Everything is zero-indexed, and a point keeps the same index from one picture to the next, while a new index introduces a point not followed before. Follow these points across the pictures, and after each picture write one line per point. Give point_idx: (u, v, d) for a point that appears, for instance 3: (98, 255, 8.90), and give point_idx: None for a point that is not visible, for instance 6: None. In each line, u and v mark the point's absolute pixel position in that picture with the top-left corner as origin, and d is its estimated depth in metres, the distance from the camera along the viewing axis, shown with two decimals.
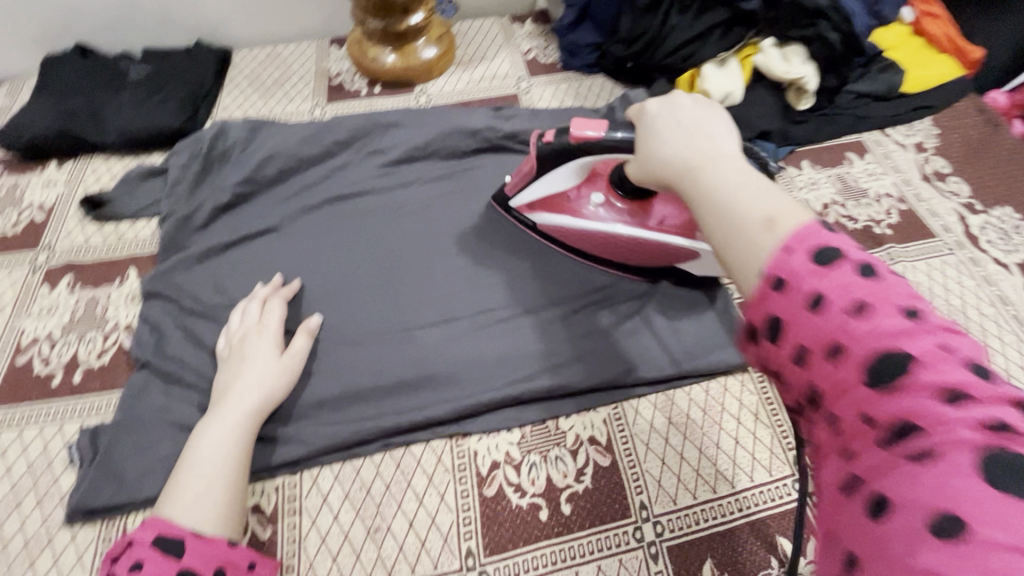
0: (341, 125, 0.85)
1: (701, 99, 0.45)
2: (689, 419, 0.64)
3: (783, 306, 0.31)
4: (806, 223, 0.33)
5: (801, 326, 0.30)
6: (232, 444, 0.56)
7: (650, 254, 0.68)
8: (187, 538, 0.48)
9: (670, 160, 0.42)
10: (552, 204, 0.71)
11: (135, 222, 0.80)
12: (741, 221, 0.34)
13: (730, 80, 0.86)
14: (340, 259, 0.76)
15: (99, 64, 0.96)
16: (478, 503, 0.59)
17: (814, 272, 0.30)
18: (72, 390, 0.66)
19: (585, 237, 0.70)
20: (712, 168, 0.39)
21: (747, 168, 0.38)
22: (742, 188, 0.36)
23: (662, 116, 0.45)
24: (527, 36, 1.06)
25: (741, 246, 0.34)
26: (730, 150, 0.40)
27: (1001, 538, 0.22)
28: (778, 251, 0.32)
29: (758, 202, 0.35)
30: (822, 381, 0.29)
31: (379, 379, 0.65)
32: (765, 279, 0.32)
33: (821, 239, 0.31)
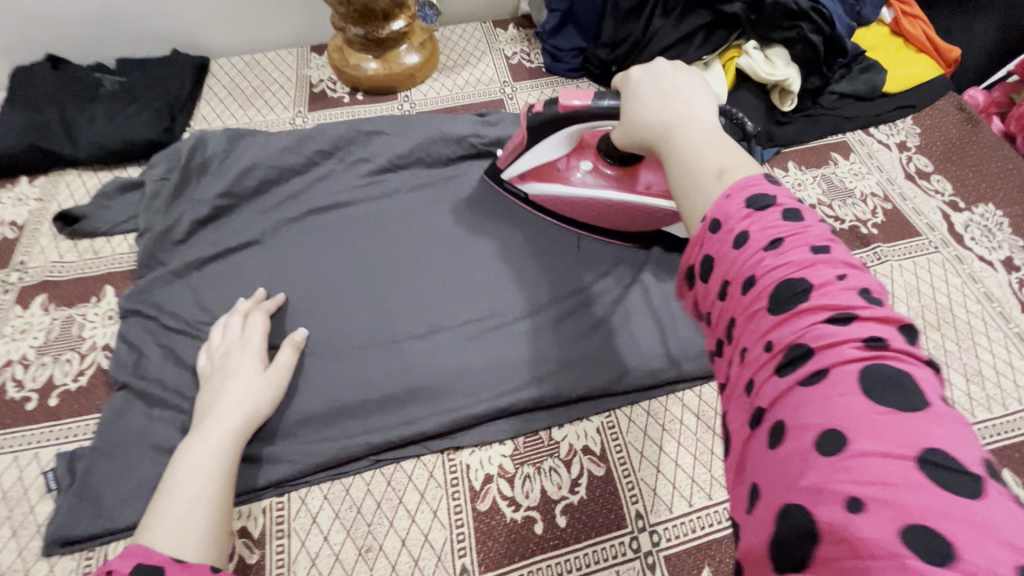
0: (323, 134, 0.84)
1: (682, 66, 0.48)
2: (683, 425, 0.63)
3: (714, 244, 0.34)
4: (750, 174, 0.36)
5: (725, 263, 0.33)
6: (215, 463, 0.55)
7: (637, 218, 0.72)
8: (168, 565, 0.45)
9: (648, 122, 0.45)
10: (542, 173, 0.74)
11: (112, 237, 0.78)
12: (696, 170, 0.38)
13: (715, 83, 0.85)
14: (326, 271, 0.74)
15: (71, 75, 0.93)
16: (472, 518, 0.57)
17: (741, 214, 0.33)
18: (47, 414, 0.64)
19: (575, 205, 0.73)
20: (685, 126, 0.42)
21: (717, 128, 0.42)
22: (705, 143, 0.40)
23: (645, 80, 0.48)
24: (510, 41, 1.05)
25: (692, 191, 0.37)
26: (704, 112, 0.43)
27: (871, 445, 0.25)
28: (721, 195, 0.35)
29: (714, 155, 0.38)
30: (738, 314, 0.32)
31: (368, 393, 0.64)
32: (704, 221, 0.35)
33: (752, 186, 0.34)
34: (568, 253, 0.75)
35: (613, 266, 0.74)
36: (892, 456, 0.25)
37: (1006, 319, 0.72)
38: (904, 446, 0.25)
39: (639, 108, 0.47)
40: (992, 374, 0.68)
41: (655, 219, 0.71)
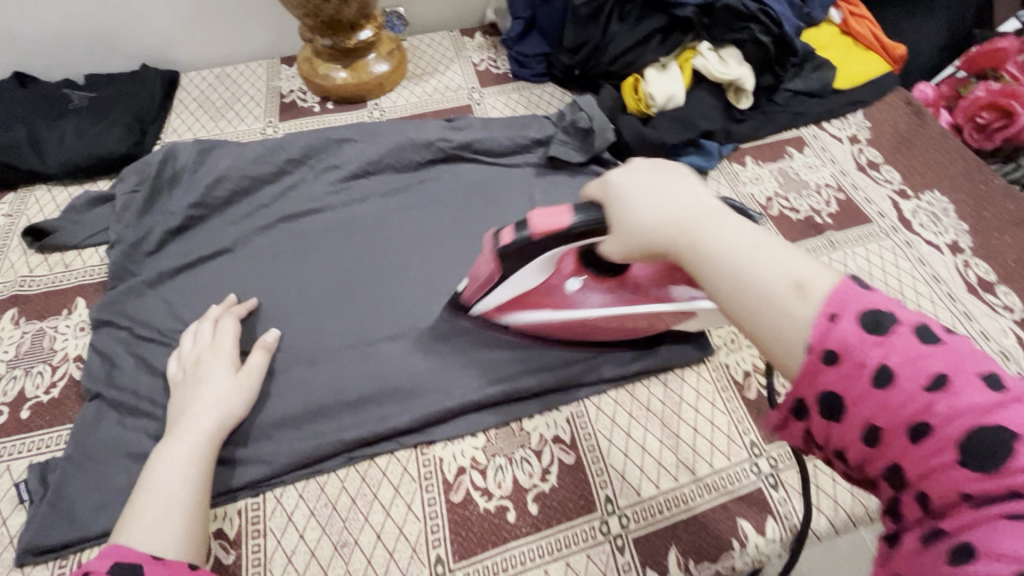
0: (293, 142, 0.85)
1: (655, 164, 0.49)
2: (649, 412, 0.65)
3: (844, 381, 0.34)
4: (834, 284, 0.37)
5: (871, 397, 0.34)
6: (190, 464, 0.55)
7: (636, 324, 0.63)
8: (144, 562, 0.46)
9: (658, 231, 0.44)
10: (524, 302, 0.64)
11: (83, 250, 0.78)
12: (768, 286, 0.39)
13: (673, 84, 0.89)
14: (298, 276, 0.75)
15: (39, 92, 0.94)
16: (445, 510, 0.59)
17: (869, 343, 0.34)
18: (19, 427, 0.64)
19: (571, 327, 0.64)
20: (710, 231, 0.42)
21: (740, 223, 0.43)
22: (751, 250, 0.41)
23: (626, 187, 0.48)
24: (478, 48, 1.08)
25: (775, 311, 0.38)
26: (714, 207, 0.44)
27: None
28: (822, 317, 0.36)
29: (779, 269, 0.39)
30: (906, 454, 0.33)
31: (341, 393, 0.65)
32: (815, 351, 0.35)
33: (880, 312, 0.35)
34: None
35: None
36: None
37: (953, 298, 0.75)
38: None
39: (641, 213, 0.46)
40: None
41: (658, 319, 0.62)
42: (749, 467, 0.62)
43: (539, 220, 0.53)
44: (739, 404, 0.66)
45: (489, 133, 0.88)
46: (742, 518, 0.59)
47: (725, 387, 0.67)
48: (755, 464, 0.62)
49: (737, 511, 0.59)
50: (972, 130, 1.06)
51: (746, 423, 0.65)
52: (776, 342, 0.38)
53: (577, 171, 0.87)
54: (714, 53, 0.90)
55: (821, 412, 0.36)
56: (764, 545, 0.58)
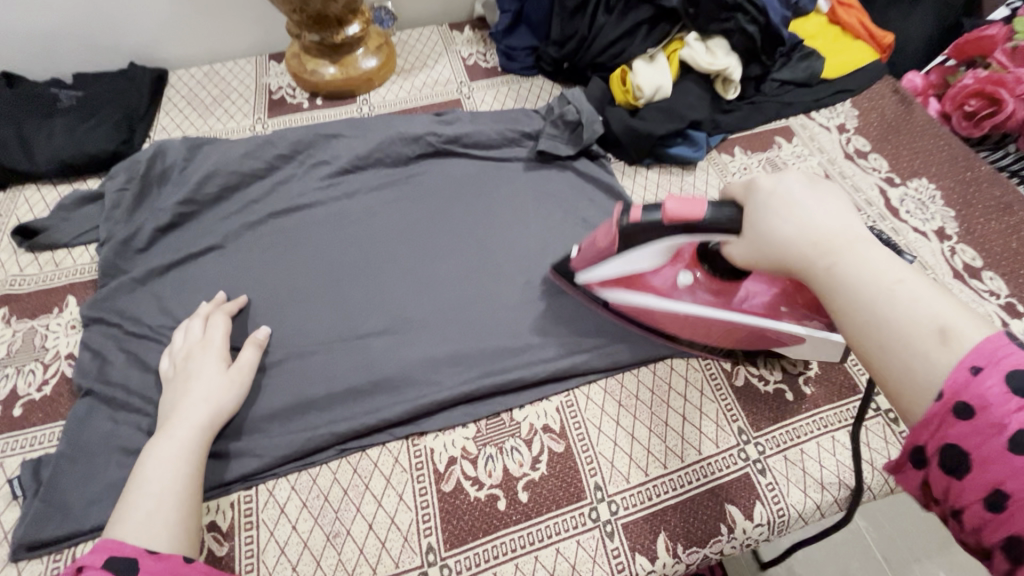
0: (282, 138, 0.85)
1: (813, 177, 0.46)
2: (638, 400, 0.66)
3: (975, 438, 0.31)
4: (982, 336, 0.34)
5: (1003, 464, 0.30)
6: (182, 458, 0.56)
7: (731, 333, 0.64)
8: (139, 556, 0.47)
9: (793, 247, 0.43)
10: (631, 282, 0.65)
11: (73, 249, 0.78)
12: (906, 325, 0.36)
13: (660, 75, 0.89)
14: (289, 271, 0.76)
15: (27, 91, 0.93)
16: (436, 499, 0.59)
17: (1012, 405, 0.31)
18: (11, 424, 0.64)
19: (670, 319, 0.65)
20: (854, 260, 0.40)
21: (890, 259, 0.40)
22: (897, 288, 0.38)
23: (776, 194, 0.46)
24: (467, 42, 1.08)
25: (905, 349, 0.36)
26: (863, 237, 0.42)
27: None
28: (963, 368, 0.33)
29: (922, 314, 0.36)
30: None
31: (332, 386, 0.66)
32: (946, 403, 0.33)
33: (1017, 364, 0.32)
34: (526, 245, 0.78)
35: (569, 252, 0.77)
36: None
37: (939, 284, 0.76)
38: None
39: (782, 225, 0.45)
40: None
41: (755, 336, 0.63)
42: (738, 453, 0.62)
43: (674, 202, 0.53)
44: (728, 391, 0.67)
45: (478, 126, 0.88)
46: (730, 503, 0.60)
47: (713, 374, 0.68)
48: (744, 450, 0.63)
49: (726, 496, 0.60)
50: (961, 118, 1.06)
51: (735, 410, 0.65)
52: (902, 378, 0.36)
53: (567, 164, 0.87)
54: (701, 43, 0.90)
55: (940, 465, 0.33)
56: (751, 529, 0.59)
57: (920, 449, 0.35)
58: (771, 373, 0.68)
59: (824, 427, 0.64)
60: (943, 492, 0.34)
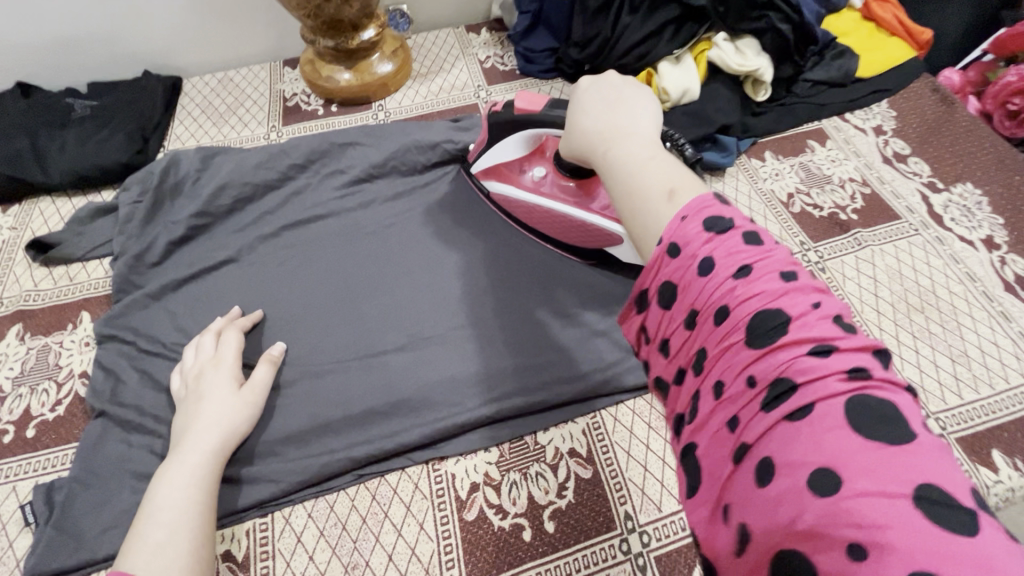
0: (296, 147, 0.83)
1: (630, 80, 0.50)
2: (668, 423, 0.62)
3: (678, 271, 0.36)
4: (702, 195, 0.38)
5: (694, 291, 0.35)
6: (194, 485, 0.54)
7: (567, 230, 0.72)
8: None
9: (586, 135, 0.47)
10: (500, 173, 0.76)
11: (87, 263, 0.77)
12: (645, 190, 0.41)
13: (687, 77, 0.86)
14: (303, 286, 0.74)
15: (43, 101, 0.92)
16: (458, 529, 0.56)
17: (702, 239, 0.35)
18: (24, 446, 0.63)
19: (519, 207, 0.75)
20: (625, 145, 0.44)
21: (655, 145, 0.44)
22: (648, 162, 0.42)
23: (590, 88, 0.49)
24: (484, 44, 1.05)
25: (642, 211, 0.40)
26: (645, 127, 0.45)
27: (865, 485, 0.26)
28: (676, 218, 0.37)
29: (659, 177, 0.41)
30: (710, 344, 0.34)
31: (349, 408, 0.63)
32: (662, 245, 0.37)
33: (714, 211, 0.37)
34: (547, 257, 0.75)
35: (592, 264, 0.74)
36: (885, 493, 0.26)
37: (989, 298, 0.71)
38: (898, 482, 0.26)
39: (583, 117, 0.47)
40: (978, 354, 0.67)
41: (585, 235, 0.71)
42: None
43: (523, 100, 0.67)
44: None
45: None
46: None
47: None
48: None
49: None
50: (1003, 117, 1.01)
51: None
52: (637, 235, 0.40)
53: None
54: (730, 43, 0.86)
55: (658, 301, 0.38)
56: None
57: (648, 297, 0.38)
58: None
59: None
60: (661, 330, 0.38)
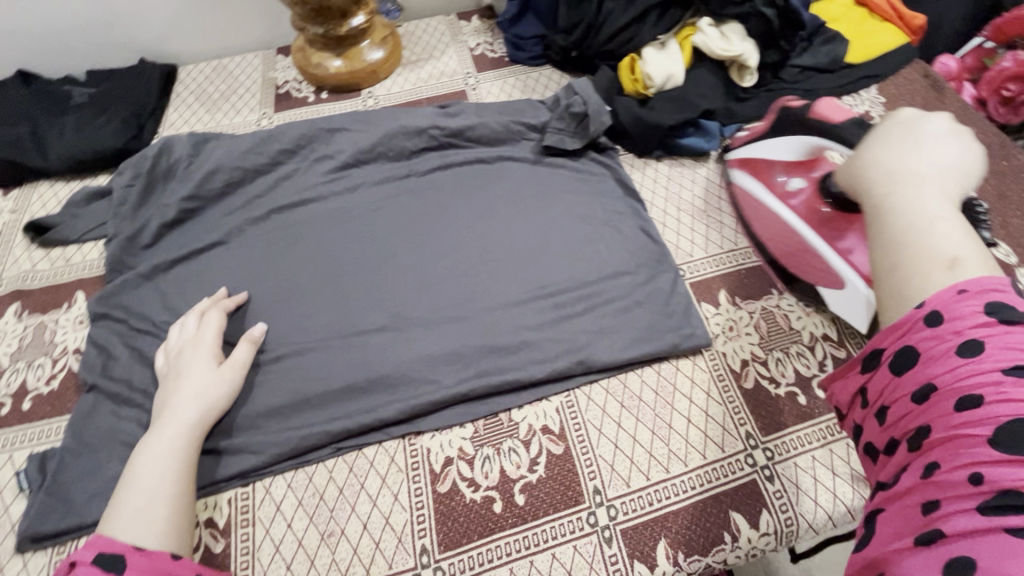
0: (285, 134, 0.85)
1: (958, 128, 0.44)
2: (641, 401, 0.64)
3: (929, 341, 0.35)
4: (988, 275, 0.36)
5: (941, 368, 0.34)
6: (173, 455, 0.56)
7: (792, 257, 0.70)
8: (128, 554, 0.48)
9: (872, 166, 0.44)
10: (755, 167, 0.76)
11: (82, 245, 0.80)
12: (923, 246, 0.38)
13: (670, 63, 0.85)
14: (289, 267, 0.75)
15: (42, 89, 0.95)
16: (432, 500, 0.58)
17: (976, 321, 0.34)
18: (21, 418, 0.65)
19: (754, 208, 0.75)
20: (916, 193, 0.40)
21: (954, 207, 0.40)
22: (938, 220, 0.39)
23: (901, 124, 0.46)
24: (474, 32, 1.06)
25: (905, 268, 0.38)
26: (950, 183, 0.41)
27: None
28: (951, 289, 0.35)
29: (943, 240, 0.38)
30: (941, 424, 0.34)
31: (330, 384, 0.65)
32: (919, 309, 0.36)
33: (989, 297, 0.34)
34: (530, 240, 0.76)
35: (574, 250, 0.75)
36: None
37: None
38: None
39: (871, 147, 0.45)
40: None
41: (810, 270, 0.68)
42: (745, 458, 0.60)
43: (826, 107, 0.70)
44: (736, 393, 0.64)
45: (482, 119, 0.87)
46: (735, 511, 0.57)
47: (720, 375, 0.65)
48: (751, 455, 0.60)
49: (732, 503, 0.58)
50: (997, 104, 1.00)
51: (743, 413, 0.63)
52: (892, 288, 0.39)
53: (572, 158, 0.85)
54: (714, 29, 0.86)
55: (892, 365, 0.38)
56: (757, 539, 0.56)
57: (879, 354, 0.39)
58: (782, 375, 0.65)
59: (836, 434, 0.61)
60: (884, 394, 0.38)
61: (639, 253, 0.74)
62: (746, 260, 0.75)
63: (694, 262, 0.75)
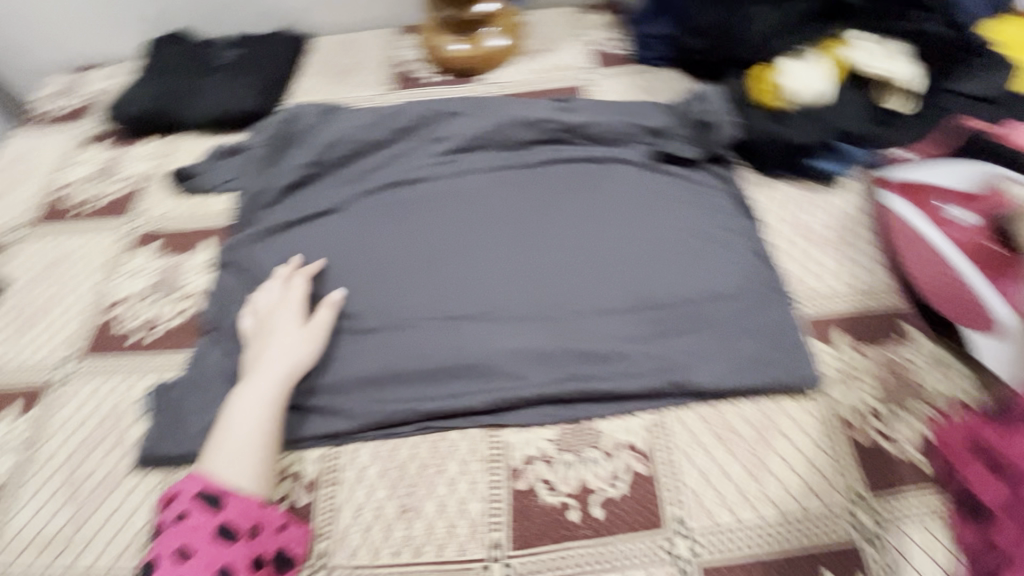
0: (405, 112, 0.87)
1: None
2: (736, 435, 0.60)
3: None
4: None
5: None
6: (268, 406, 0.60)
7: (938, 291, 0.64)
8: (227, 495, 0.54)
9: None
10: (913, 190, 0.70)
11: (214, 196, 0.86)
12: None
13: (811, 75, 0.80)
14: (395, 242, 0.77)
15: (194, 48, 1.03)
16: (508, 496, 0.58)
17: None
18: (149, 347, 0.72)
19: (902, 233, 0.69)
20: None
21: None
22: None
23: None
24: (598, 26, 1.03)
25: None
26: None
27: None
28: None
29: None
30: None
31: (422, 362, 0.66)
32: None
33: None
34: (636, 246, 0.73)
35: (682, 263, 0.71)
36: None
37: None
38: None
39: None
40: None
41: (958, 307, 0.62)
42: (846, 517, 0.55)
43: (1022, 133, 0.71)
44: (844, 444, 0.59)
45: (598, 118, 0.85)
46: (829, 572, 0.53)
47: (829, 422, 0.61)
48: (855, 515, 0.55)
49: (826, 563, 0.53)
50: None
51: (850, 467, 0.58)
52: None
53: (689, 167, 0.81)
54: (860, 45, 0.81)
55: None
56: None
57: None
58: (901, 435, 0.59)
59: None
60: None
61: (753, 277, 0.70)
62: (874, 303, 0.69)
63: (813, 295, 0.70)
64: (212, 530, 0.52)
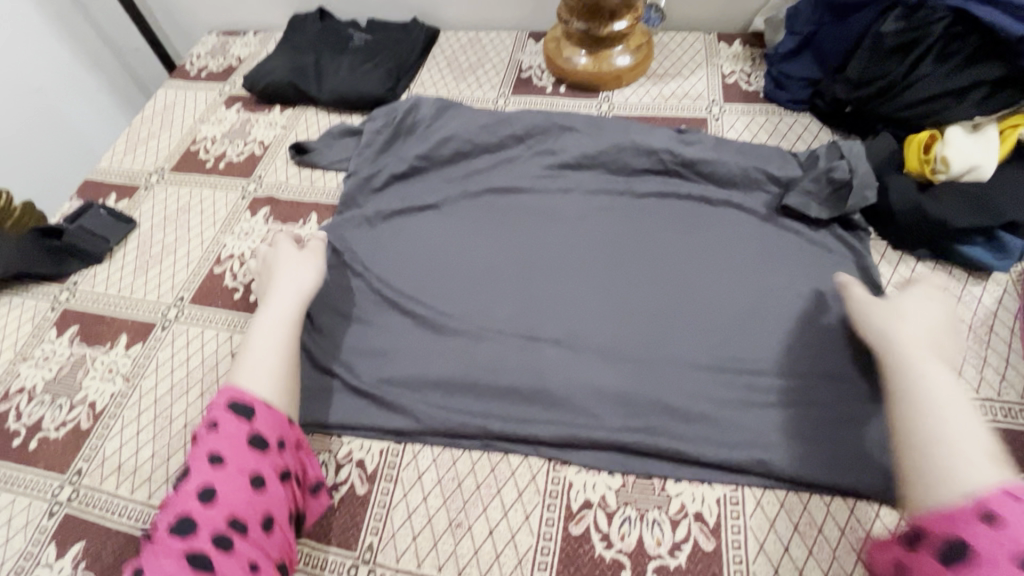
0: (520, 120, 0.86)
1: None
2: (820, 534, 0.55)
3: None
4: None
5: None
6: (281, 319, 0.63)
7: None
8: (254, 403, 0.55)
9: None
10: None
11: (327, 172, 0.90)
12: None
13: (979, 153, 0.70)
14: (487, 249, 0.77)
15: (332, 27, 1.08)
16: (560, 537, 0.56)
17: None
18: (247, 307, 0.76)
19: None
20: None
21: None
22: None
23: None
24: (732, 57, 0.97)
25: None
26: None
27: None
28: None
29: None
30: None
31: (495, 378, 0.66)
32: None
33: None
34: (738, 301, 0.68)
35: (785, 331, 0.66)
36: None
37: None
38: None
39: None
40: None
41: None
42: None
43: None
44: None
45: (719, 156, 0.80)
46: None
47: None
48: None
49: None
50: None
51: None
52: None
53: (812, 226, 0.75)
54: None
55: None
56: None
57: None
58: None
59: None
60: None
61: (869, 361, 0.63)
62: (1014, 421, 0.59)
63: None
64: (244, 440, 0.52)
